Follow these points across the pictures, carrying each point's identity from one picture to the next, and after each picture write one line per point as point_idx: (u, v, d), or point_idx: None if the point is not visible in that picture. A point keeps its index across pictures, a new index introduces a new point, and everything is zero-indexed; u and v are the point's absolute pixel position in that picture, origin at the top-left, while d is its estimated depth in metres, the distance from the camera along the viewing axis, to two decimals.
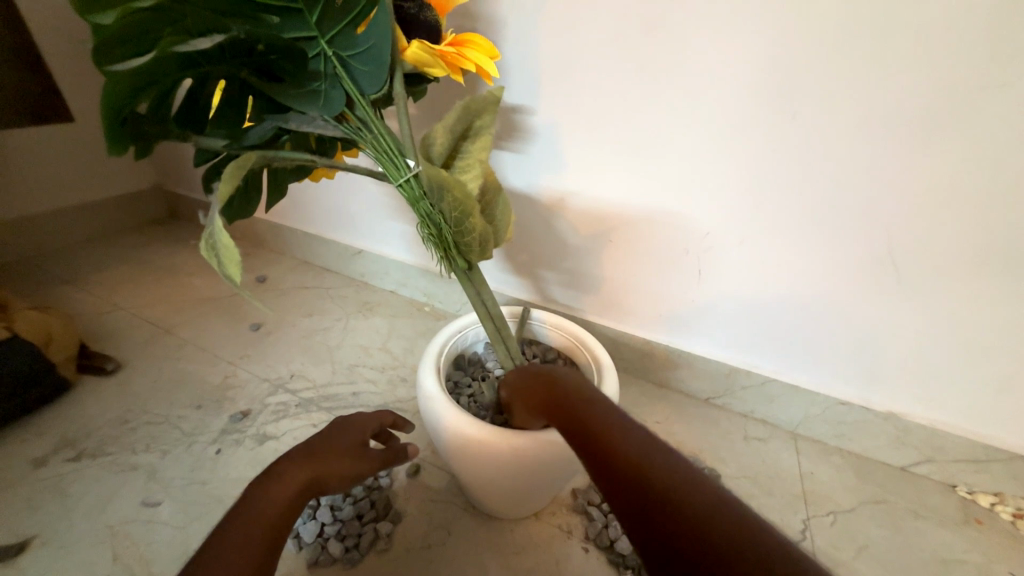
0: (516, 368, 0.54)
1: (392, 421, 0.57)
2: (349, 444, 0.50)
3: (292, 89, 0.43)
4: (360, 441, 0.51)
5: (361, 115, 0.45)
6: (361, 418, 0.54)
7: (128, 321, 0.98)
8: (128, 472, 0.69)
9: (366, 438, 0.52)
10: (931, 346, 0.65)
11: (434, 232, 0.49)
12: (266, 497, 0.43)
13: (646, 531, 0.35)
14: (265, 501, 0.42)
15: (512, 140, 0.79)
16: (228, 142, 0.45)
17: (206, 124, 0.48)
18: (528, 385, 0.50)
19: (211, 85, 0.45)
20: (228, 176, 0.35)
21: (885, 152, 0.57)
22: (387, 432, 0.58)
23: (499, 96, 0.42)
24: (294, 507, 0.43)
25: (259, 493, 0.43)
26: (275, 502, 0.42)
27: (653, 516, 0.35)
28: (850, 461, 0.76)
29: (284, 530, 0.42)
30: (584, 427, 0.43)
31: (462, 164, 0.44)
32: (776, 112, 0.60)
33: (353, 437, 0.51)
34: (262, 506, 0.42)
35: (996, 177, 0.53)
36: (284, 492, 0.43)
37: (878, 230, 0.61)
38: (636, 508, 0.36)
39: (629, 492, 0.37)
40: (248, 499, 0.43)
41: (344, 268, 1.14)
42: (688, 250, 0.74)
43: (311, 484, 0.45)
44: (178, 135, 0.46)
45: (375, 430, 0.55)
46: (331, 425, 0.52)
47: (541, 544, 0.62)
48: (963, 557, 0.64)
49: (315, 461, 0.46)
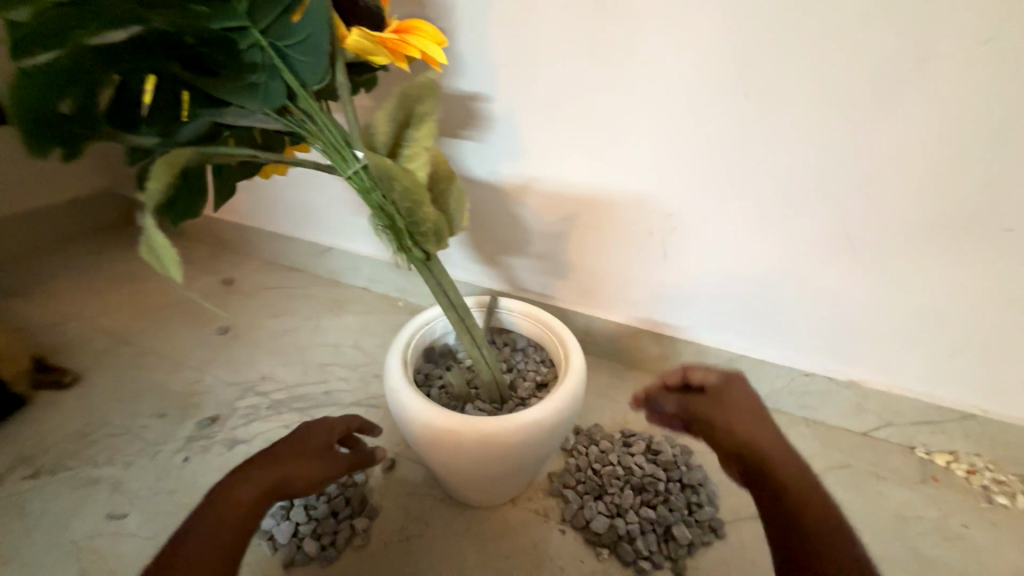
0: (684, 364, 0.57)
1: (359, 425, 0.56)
2: (314, 448, 0.49)
3: (227, 83, 0.41)
4: (327, 443, 0.51)
5: (304, 107, 0.45)
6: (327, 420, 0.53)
7: (87, 332, 0.95)
8: (92, 486, 0.68)
9: (333, 441, 0.51)
10: (884, 314, 0.67)
11: (387, 224, 0.48)
12: (229, 499, 0.42)
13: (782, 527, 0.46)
14: (229, 502, 0.42)
15: (472, 128, 0.78)
16: (159, 140, 0.42)
17: (139, 123, 0.44)
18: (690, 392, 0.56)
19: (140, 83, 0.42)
20: (158, 174, 0.34)
21: (832, 130, 0.59)
22: (353, 437, 0.57)
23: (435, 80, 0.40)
24: (257, 510, 0.43)
25: (221, 497, 0.42)
26: (237, 508, 0.41)
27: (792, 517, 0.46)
28: (815, 430, 0.79)
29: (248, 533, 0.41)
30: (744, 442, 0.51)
31: (409, 152, 0.42)
32: (728, 90, 0.61)
33: (318, 440, 0.50)
34: (225, 510, 0.41)
35: (935, 148, 0.56)
36: (247, 493, 0.43)
37: (829, 204, 0.63)
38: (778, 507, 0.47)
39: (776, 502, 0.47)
40: (209, 500, 0.42)
41: (313, 266, 1.11)
42: (653, 232, 0.75)
43: (275, 488, 0.44)
44: (109, 136, 0.42)
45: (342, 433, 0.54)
46: (297, 430, 0.50)
47: (518, 528, 0.63)
48: (918, 514, 0.68)
49: (279, 464, 0.46)
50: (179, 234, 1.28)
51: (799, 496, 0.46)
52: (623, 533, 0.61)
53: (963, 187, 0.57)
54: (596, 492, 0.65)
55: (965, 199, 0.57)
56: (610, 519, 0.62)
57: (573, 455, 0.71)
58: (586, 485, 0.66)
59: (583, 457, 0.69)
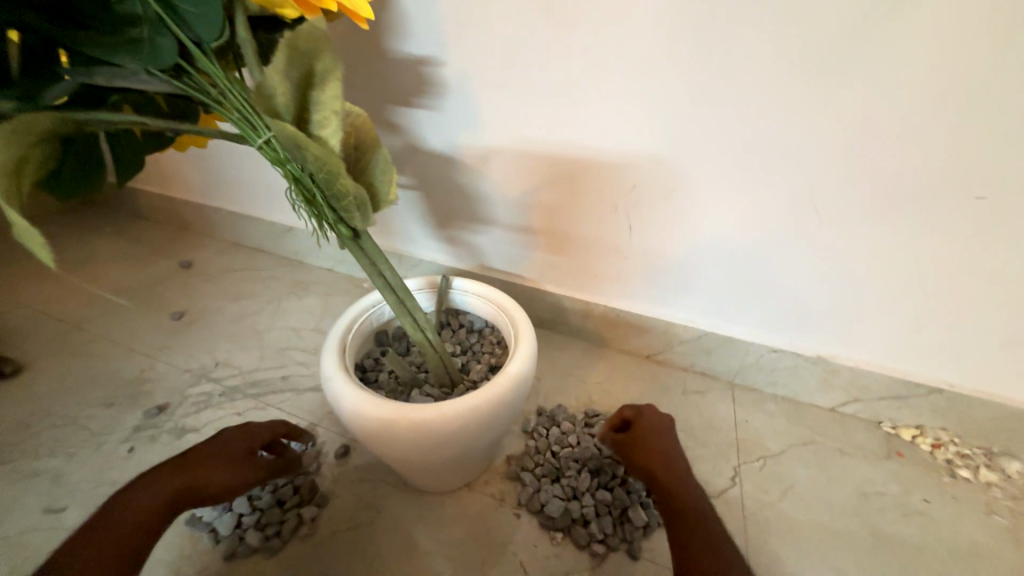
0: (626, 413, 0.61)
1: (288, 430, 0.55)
2: (231, 455, 0.48)
3: (102, 39, 0.36)
4: (247, 449, 0.49)
5: (202, 67, 0.40)
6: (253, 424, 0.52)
7: (33, 319, 0.91)
8: (29, 480, 0.65)
9: (255, 447, 0.50)
10: (854, 289, 0.65)
11: (307, 199, 0.44)
12: (127, 505, 0.43)
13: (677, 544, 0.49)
14: (127, 509, 0.42)
15: (425, 95, 0.72)
16: (19, 104, 0.34)
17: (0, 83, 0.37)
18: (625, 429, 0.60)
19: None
20: (3, 144, 0.29)
21: (800, 92, 0.54)
22: (281, 443, 0.56)
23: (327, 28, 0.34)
24: (156, 518, 0.43)
25: (119, 503, 0.43)
26: (134, 511, 0.42)
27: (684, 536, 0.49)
28: (783, 407, 0.77)
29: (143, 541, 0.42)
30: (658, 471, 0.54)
31: (319, 117, 0.38)
32: (691, 48, 0.56)
33: (238, 445, 0.49)
34: (124, 512, 0.42)
35: (911, 110, 0.52)
36: (145, 502, 0.43)
37: (797, 172, 0.59)
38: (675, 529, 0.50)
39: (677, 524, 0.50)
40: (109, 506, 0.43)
41: (275, 247, 1.07)
42: (618, 204, 0.71)
43: (183, 493, 0.45)
44: None
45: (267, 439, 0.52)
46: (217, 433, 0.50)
47: (472, 513, 0.62)
48: (881, 489, 0.67)
49: (191, 469, 0.46)
50: (137, 214, 1.22)
51: (694, 521, 0.49)
52: (577, 516, 0.60)
53: (937, 153, 0.53)
54: (553, 475, 0.63)
55: (939, 166, 0.54)
56: (566, 503, 0.61)
57: (533, 438, 0.69)
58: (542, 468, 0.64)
59: (543, 439, 0.67)
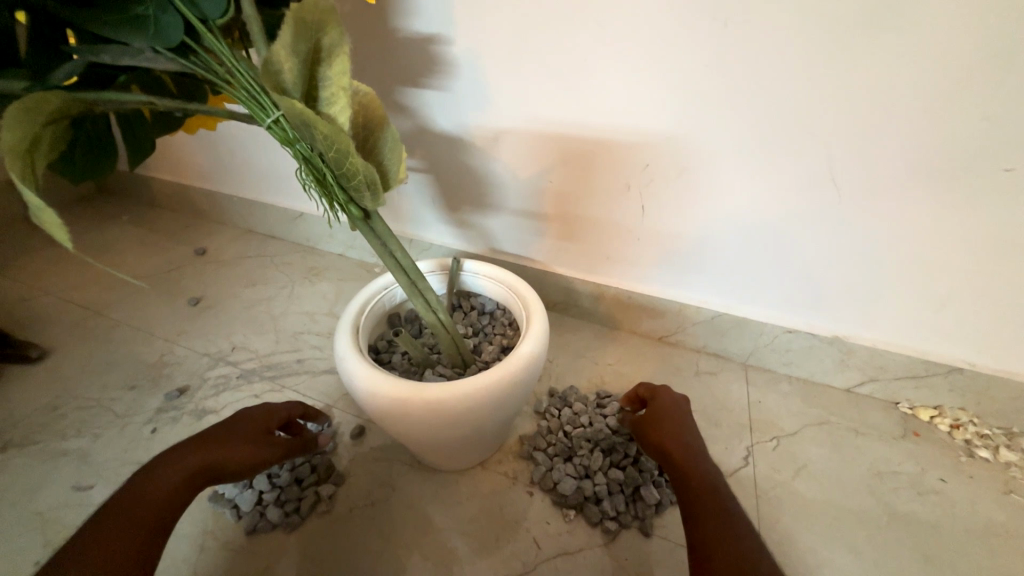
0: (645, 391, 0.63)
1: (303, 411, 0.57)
2: (249, 433, 0.50)
3: (107, 16, 0.36)
4: (264, 429, 0.51)
5: (209, 45, 0.39)
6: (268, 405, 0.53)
7: (55, 305, 0.93)
8: (58, 459, 0.67)
9: (272, 426, 0.52)
10: (873, 266, 0.63)
11: (317, 179, 0.44)
12: (150, 482, 0.42)
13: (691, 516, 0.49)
14: (150, 484, 0.42)
15: (433, 75, 0.71)
16: (29, 83, 0.34)
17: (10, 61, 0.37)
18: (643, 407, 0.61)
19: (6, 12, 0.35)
20: (11, 119, 0.29)
21: (823, 61, 0.52)
22: (298, 423, 0.58)
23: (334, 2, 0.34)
24: (180, 491, 0.43)
25: (141, 481, 0.42)
26: (158, 490, 0.42)
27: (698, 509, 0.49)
28: (797, 387, 0.77)
29: (170, 513, 0.42)
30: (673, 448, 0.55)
31: (327, 94, 0.38)
32: (708, 17, 0.54)
33: (255, 426, 0.50)
34: (145, 490, 0.42)
35: (941, 77, 0.49)
36: (169, 477, 0.43)
37: (817, 146, 0.57)
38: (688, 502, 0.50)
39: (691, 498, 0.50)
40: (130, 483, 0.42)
41: (286, 233, 1.07)
42: (631, 184, 0.69)
43: (204, 471, 0.45)
44: None
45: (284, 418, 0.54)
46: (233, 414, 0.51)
47: (486, 491, 0.63)
48: (897, 469, 0.67)
49: (209, 448, 0.46)
50: (152, 202, 1.23)
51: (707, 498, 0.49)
52: (590, 494, 0.60)
53: (967, 123, 0.51)
54: (565, 454, 0.64)
55: (968, 137, 0.51)
56: (578, 481, 0.61)
57: (545, 418, 0.69)
58: (554, 448, 0.65)
59: (555, 419, 0.68)
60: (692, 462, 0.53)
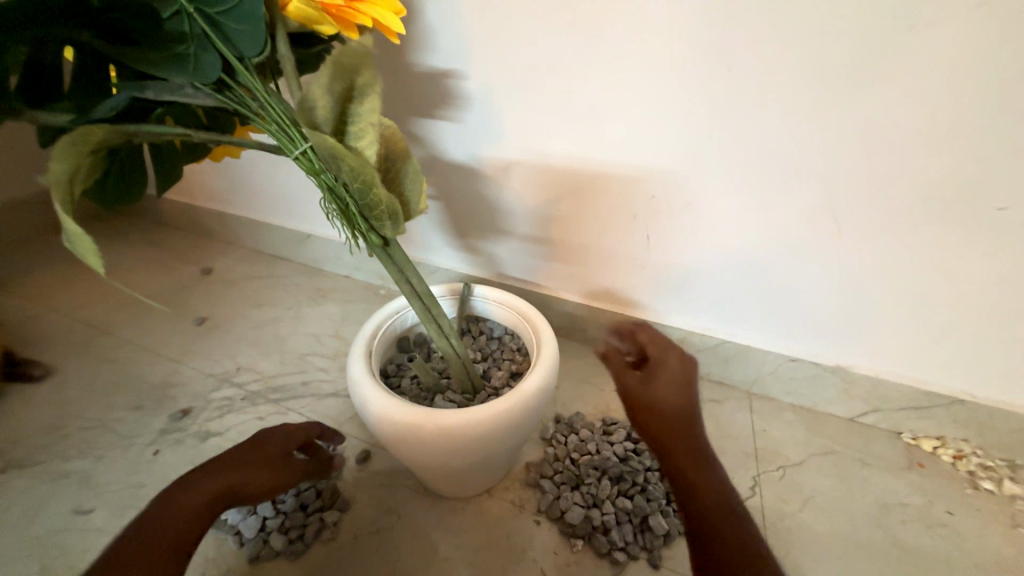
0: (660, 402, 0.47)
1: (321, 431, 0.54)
2: (268, 456, 0.48)
3: (151, 54, 0.37)
4: (282, 451, 0.49)
5: (244, 82, 0.41)
6: (287, 427, 0.51)
7: (61, 323, 0.93)
8: (59, 481, 0.67)
9: (290, 450, 0.50)
10: (871, 299, 0.65)
11: (340, 207, 0.45)
12: (169, 505, 0.42)
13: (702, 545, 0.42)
14: (172, 509, 0.41)
15: (447, 108, 0.74)
16: (73, 117, 0.36)
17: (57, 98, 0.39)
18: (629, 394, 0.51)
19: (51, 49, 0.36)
20: (60, 153, 0.30)
21: (822, 103, 0.55)
22: (316, 444, 0.55)
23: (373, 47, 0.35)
24: (197, 521, 0.42)
25: (163, 502, 0.42)
26: (176, 517, 0.41)
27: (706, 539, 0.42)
28: (802, 416, 0.77)
29: (186, 544, 0.40)
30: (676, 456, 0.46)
31: (355, 129, 0.39)
32: (711, 61, 0.57)
33: (273, 449, 0.49)
34: (166, 515, 0.41)
35: (932, 121, 0.52)
36: (190, 501, 0.42)
37: (817, 182, 0.60)
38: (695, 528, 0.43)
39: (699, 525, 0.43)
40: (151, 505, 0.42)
41: (294, 254, 1.09)
42: (637, 215, 0.72)
43: (221, 496, 0.44)
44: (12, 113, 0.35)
45: (302, 440, 0.52)
46: (253, 436, 0.49)
47: (492, 520, 0.62)
48: (903, 500, 0.67)
49: (229, 472, 0.45)
50: (161, 222, 1.25)
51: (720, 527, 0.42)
52: (598, 524, 0.60)
53: (956, 164, 0.54)
54: (572, 482, 0.64)
55: (958, 177, 0.54)
56: (586, 510, 0.61)
57: (552, 445, 0.69)
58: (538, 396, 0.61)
59: (562, 446, 0.68)
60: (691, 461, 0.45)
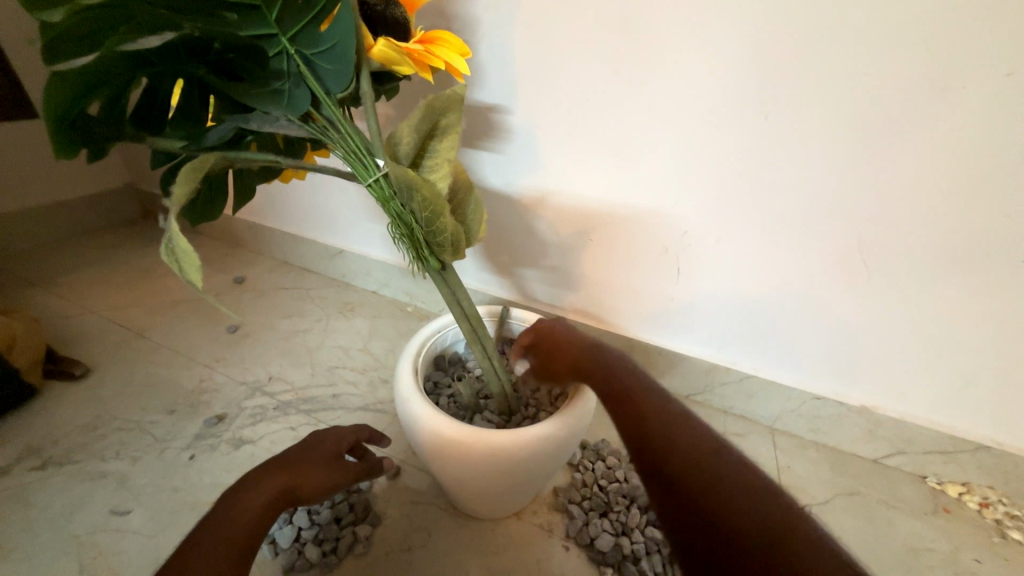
0: (606, 369, 0.51)
1: (368, 436, 0.58)
2: (323, 457, 0.50)
3: (252, 89, 0.41)
4: (335, 453, 0.52)
5: (328, 114, 0.44)
6: (336, 431, 0.55)
7: (98, 325, 0.96)
8: (96, 481, 0.68)
9: (341, 452, 0.53)
10: (898, 341, 0.66)
11: (404, 231, 0.48)
12: (235, 508, 0.42)
13: (692, 514, 0.38)
14: (241, 506, 0.43)
15: (488, 138, 0.78)
16: (185, 143, 0.43)
17: (166, 123, 0.45)
18: (585, 369, 0.53)
19: (169, 85, 0.42)
20: (183, 177, 0.33)
21: (857, 155, 0.58)
22: (363, 447, 0.59)
23: (463, 93, 0.40)
24: (264, 518, 0.43)
25: (234, 499, 0.43)
26: (247, 512, 0.42)
27: (695, 505, 0.38)
28: (825, 455, 0.78)
29: (253, 541, 0.42)
30: (643, 423, 0.45)
31: (431, 163, 0.43)
32: (750, 109, 0.60)
33: (326, 449, 0.52)
34: (235, 513, 0.42)
35: (960, 177, 0.55)
36: (257, 499, 0.44)
37: (849, 227, 0.62)
38: (679, 496, 0.39)
39: (683, 488, 0.39)
40: (219, 505, 0.43)
41: (325, 268, 1.12)
42: (668, 248, 0.74)
43: (284, 494, 0.45)
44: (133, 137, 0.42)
45: (351, 443, 0.55)
46: (305, 440, 0.52)
47: (520, 545, 0.62)
48: (931, 546, 0.67)
49: (289, 471, 0.47)
50: (195, 230, 1.29)
51: (703, 480, 0.39)
52: (628, 553, 0.60)
53: (986, 218, 0.56)
54: (601, 509, 0.65)
55: (987, 231, 0.56)
56: (616, 538, 0.61)
57: (579, 471, 0.70)
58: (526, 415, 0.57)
59: (589, 473, 0.69)
60: (643, 413, 0.46)
